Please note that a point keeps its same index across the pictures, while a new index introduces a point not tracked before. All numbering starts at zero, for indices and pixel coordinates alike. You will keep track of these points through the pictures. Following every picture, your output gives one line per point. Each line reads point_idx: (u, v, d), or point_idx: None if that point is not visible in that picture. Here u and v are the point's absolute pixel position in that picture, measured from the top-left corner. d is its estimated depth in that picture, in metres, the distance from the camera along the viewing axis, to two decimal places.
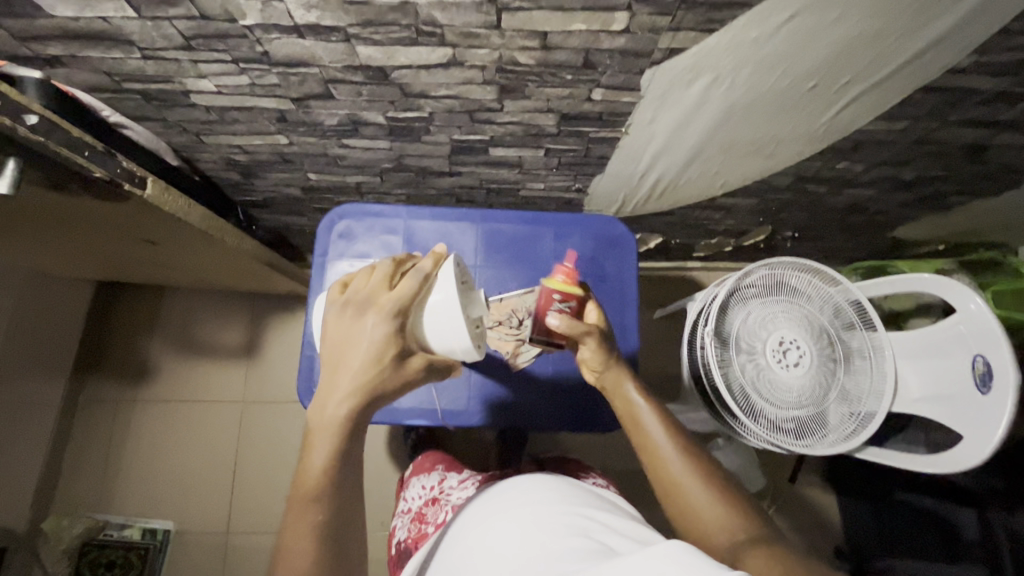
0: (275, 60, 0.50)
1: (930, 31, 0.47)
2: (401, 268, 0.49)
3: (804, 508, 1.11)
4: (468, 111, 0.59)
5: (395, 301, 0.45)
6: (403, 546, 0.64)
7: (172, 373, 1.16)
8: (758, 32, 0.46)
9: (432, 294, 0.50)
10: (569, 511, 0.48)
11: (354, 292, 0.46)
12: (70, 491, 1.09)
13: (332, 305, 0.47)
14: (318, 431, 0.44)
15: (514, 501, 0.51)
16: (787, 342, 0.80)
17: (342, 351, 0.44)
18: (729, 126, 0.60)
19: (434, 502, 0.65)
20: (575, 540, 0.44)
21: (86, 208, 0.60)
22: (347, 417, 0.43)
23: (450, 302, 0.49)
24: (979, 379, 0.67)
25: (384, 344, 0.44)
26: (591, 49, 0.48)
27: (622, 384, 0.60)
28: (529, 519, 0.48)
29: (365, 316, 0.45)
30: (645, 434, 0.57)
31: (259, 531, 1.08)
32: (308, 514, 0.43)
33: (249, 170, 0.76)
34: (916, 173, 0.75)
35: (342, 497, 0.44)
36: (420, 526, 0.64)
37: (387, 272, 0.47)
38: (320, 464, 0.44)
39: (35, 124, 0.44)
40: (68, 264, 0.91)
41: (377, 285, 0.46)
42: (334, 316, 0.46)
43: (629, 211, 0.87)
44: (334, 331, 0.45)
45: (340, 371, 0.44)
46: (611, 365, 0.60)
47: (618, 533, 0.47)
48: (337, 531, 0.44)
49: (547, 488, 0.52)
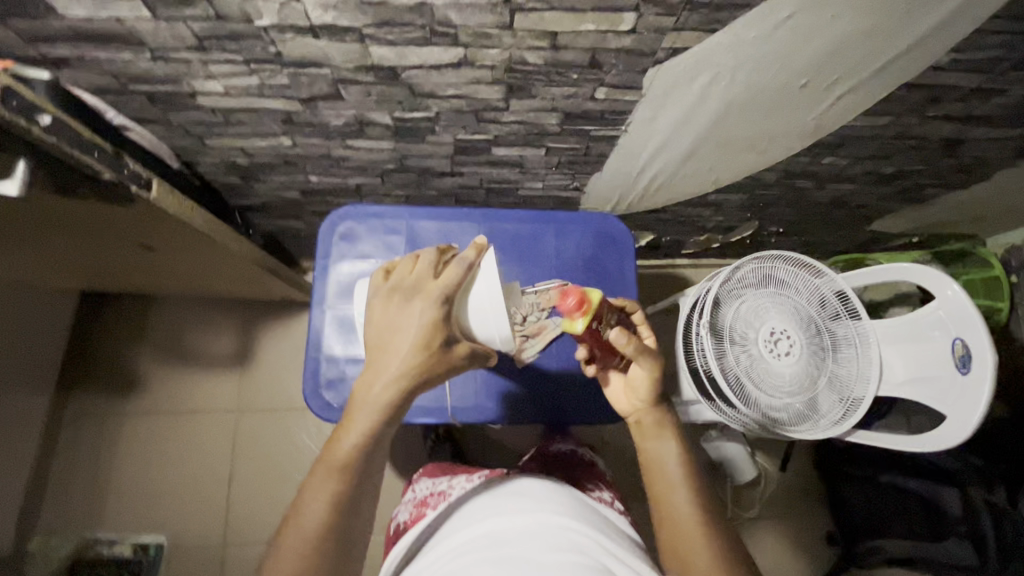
0: (287, 61, 0.50)
1: (913, 31, 0.50)
2: (443, 258, 0.53)
3: (796, 496, 1.15)
4: (475, 111, 0.60)
5: (441, 289, 0.49)
6: (402, 529, 0.64)
7: (162, 383, 1.14)
8: (758, 31, 0.48)
9: (475, 283, 0.54)
10: (581, 531, 0.49)
11: (400, 280, 0.50)
12: (56, 508, 1.05)
13: (377, 292, 0.51)
14: (360, 406, 0.47)
15: (530, 506, 0.52)
16: (778, 332, 0.82)
17: (388, 333, 0.48)
18: (725, 123, 0.62)
19: (440, 490, 0.63)
20: (581, 558, 0.45)
21: (88, 212, 0.59)
22: (389, 396, 0.47)
23: (492, 290, 0.54)
24: (959, 360, 0.71)
25: (432, 329, 0.48)
26: (598, 48, 0.50)
27: (661, 429, 0.59)
28: (540, 530, 0.48)
29: (413, 303, 0.49)
30: (669, 487, 0.56)
31: (257, 542, 1.06)
32: (331, 483, 0.46)
33: (249, 174, 0.76)
34: (895, 167, 0.79)
35: (368, 472, 0.47)
36: (420, 510, 0.63)
37: (432, 262, 0.51)
38: (355, 439, 0.46)
39: (48, 125, 0.44)
40: (57, 273, 0.89)
41: (424, 274, 0.51)
42: (381, 302, 0.50)
43: (624, 208, 0.90)
44: (382, 313, 0.49)
45: (387, 352, 0.48)
46: (659, 404, 0.59)
47: (623, 564, 0.47)
48: (353, 504, 0.46)
49: (558, 503, 0.53)
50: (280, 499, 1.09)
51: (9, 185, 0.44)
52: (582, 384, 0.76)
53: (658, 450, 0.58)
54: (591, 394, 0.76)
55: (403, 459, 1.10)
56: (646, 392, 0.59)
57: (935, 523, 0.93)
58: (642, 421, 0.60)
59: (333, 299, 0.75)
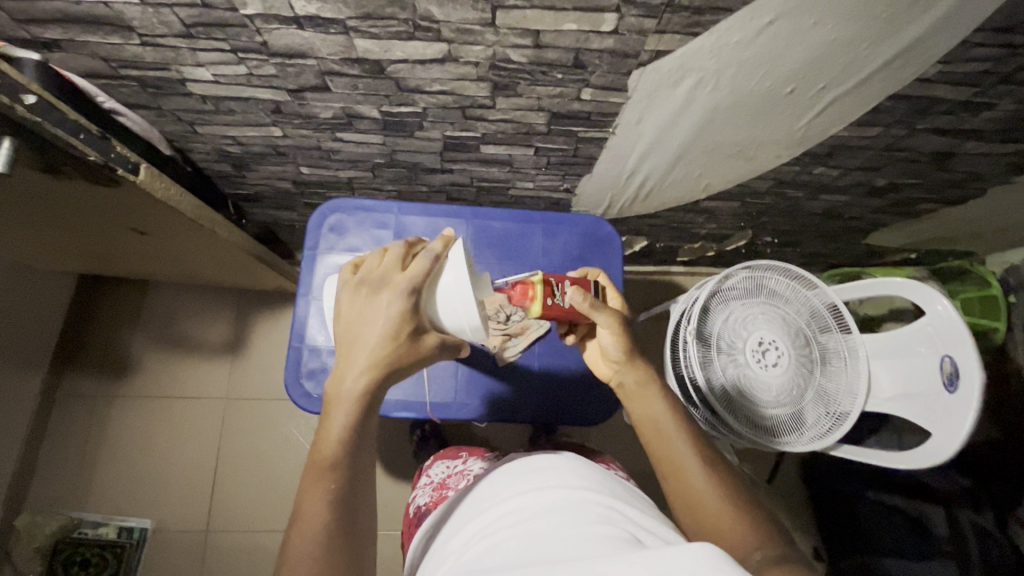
0: (274, 51, 0.51)
1: (900, 39, 0.50)
2: (412, 250, 0.53)
3: (783, 509, 1.13)
4: (462, 108, 0.61)
5: (407, 281, 0.49)
6: (422, 511, 0.65)
7: (154, 368, 1.15)
8: (740, 36, 0.48)
9: (443, 273, 0.54)
10: (604, 501, 0.47)
11: (367, 273, 0.50)
12: (44, 488, 1.06)
13: (346, 286, 0.51)
14: (336, 401, 0.47)
15: (550, 480, 0.50)
16: (766, 342, 0.82)
17: (357, 327, 0.48)
18: (712, 127, 0.62)
19: (459, 472, 0.67)
20: (610, 529, 0.43)
21: (76, 193, 0.60)
22: (362, 389, 0.47)
23: (460, 281, 0.53)
24: (946, 379, 0.70)
25: (399, 321, 0.48)
26: (581, 49, 0.50)
27: (643, 387, 0.59)
28: (563, 503, 0.47)
29: (380, 295, 0.49)
30: (667, 442, 0.55)
31: (241, 529, 1.07)
32: (323, 481, 0.45)
33: (242, 163, 0.77)
34: (888, 180, 0.78)
35: (357, 466, 0.47)
36: (441, 492, 0.65)
37: (399, 254, 0.51)
38: (337, 434, 0.47)
39: (33, 104, 0.45)
40: (52, 254, 0.90)
41: (391, 266, 0.50)
42: (349, 297, 0.50)
43: (615, 212, 0.90)
44: (349, 309, 0.49)
45: (356, 346, 0.48)
46: (631, 360, 0.61)
47: (651, 532, 0.45)
48: (349, 498, 0.46)
49: (583, 476, 0.51)
50: (267, 488, 1.09)
51: None
52: (563, 385, 0.76)
53: (647, 410, 0.58)
54: (571, 395, 0.75)
55: (389, 454, 1.11)
56: (618, 351, 0.61)
57: (923, 542, 0.90)
58: (623, 384, 0.61)
59: (319, 290, 0.76)
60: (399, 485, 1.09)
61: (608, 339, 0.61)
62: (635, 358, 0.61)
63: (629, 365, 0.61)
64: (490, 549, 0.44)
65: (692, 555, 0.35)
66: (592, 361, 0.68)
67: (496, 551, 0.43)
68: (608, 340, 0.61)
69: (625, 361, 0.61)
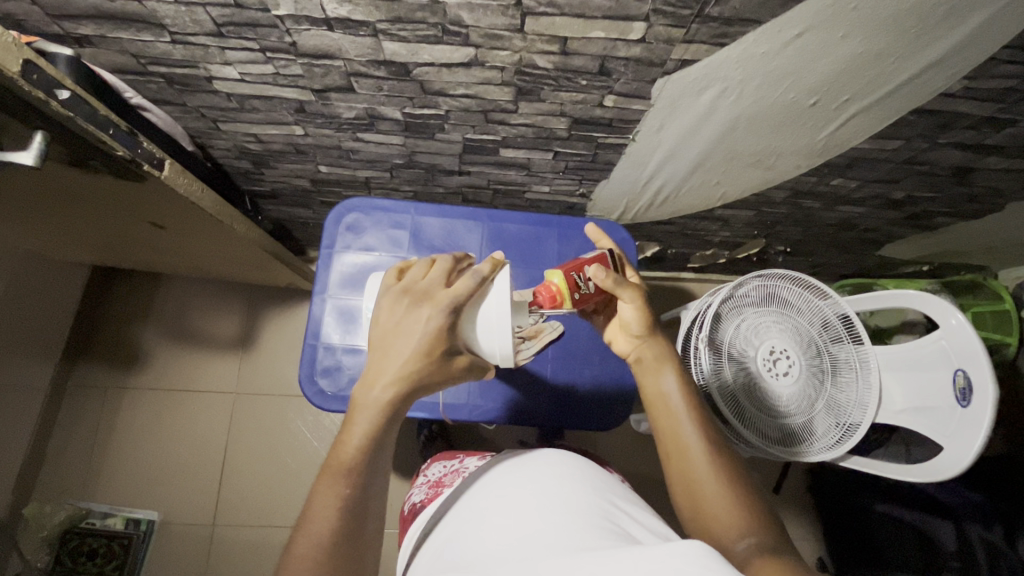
0: (302, 51, 0.52)
1: (927, 54, 0.50)
2: (458, 267, 0.54)
3: (789, 519, 1.13)
4: (484, 111, 0.61)
5: (451, 297, 0.49)
6: (417, 508, 0.64)
7: (165, 360, 1.15)
8: (767, 47, 0.48)
9: (489, 295, 0.54)
10: (595, 493, 0.48)
11: (412, 283, 0.51)
12: (53, 477, 1.06)
13: (388, 292, 0.51)
14: (360, 406, 0.47)
15: (540, 472, 0.51)
16: (778, 351, 0.82)
17: (391, 337, 0.48)
18: (734, 137, 0.62)
19: (454, 471, 0.66)
20: (600, 523, 0.44)
21: (100, 187, 0.60)
22: (388, 399, 0.47)
23: (501, 305, 0.53)
24: (959, 393, 0.70)
25: (435, 336, 0.48)
26: (608, 56, 0.50)
27: (661, 365, 0.59)
28: (552, 494, 0.47)
29: (421, 308, 0.49)
30: (674, 422, 0.55)
31: (248, 523, 1.07)
32: (338, 484, 0.45)
33: (261, 160, 0.78)
34: (905, 192, 0.78)
35: (372, 474, 0.47)
36: (436, 490, 0.64)
37: (446, 268, 0.52)
38: (358, 440, 0.46)
39: (66, 99, 0.45)
40: (70, 245, 0.91)
41: (436, 280, 0.51)
42: (390, 304, 0.50)
43: (630, 218, 0.90)
44: (388, 317, 0.50)
45: (388, 354, 0.48)
46: (652, 334, 0.61)
47: (640, 524, 0.46)
48: (360, 504, 0.46)
49: (577, 468, 0.52)
50: (273, 483, 1.10)
51: (25, 157, 0.45)
52: (576, 388, 0.76)
53: (660, 388, 0.58)
54: (584, 399, 0.76)
55: (396, 453, 1.11)
56: (640, 327, 0.61)
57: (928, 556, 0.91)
58: (642, 358, 0.61)
59: (334, 289, 0.76)
60: (405, 484, 1.09)
61: (629, 313, 0.61)
62: (656, 333, 0.62)
63: (650, 340, 0.61)
64: (481, 555, 0.43)
65: (681, 552, 0.35)
66: (608, 337, 0.67)
67: (482, 556, 0.43)
68: (629, 316, 0.61)
69: (646, 336, 0.62)
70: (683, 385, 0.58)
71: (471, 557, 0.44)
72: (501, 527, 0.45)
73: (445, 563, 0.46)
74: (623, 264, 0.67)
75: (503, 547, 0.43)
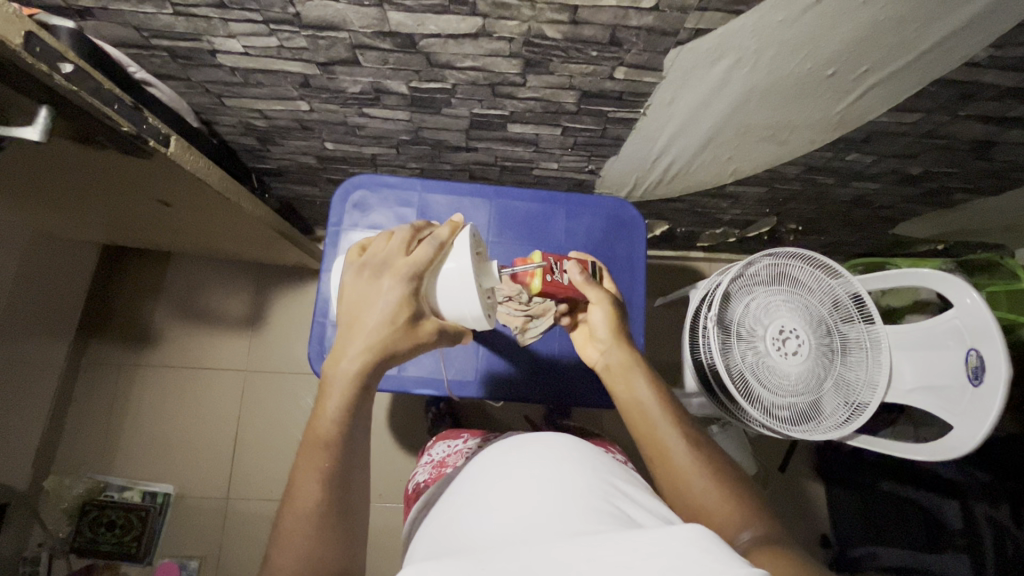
0: (305, 23, 0.51)
1: (952, 20, 0.48)
2: (419, 235, 0.54)
3: (797, 498, 1.12)
4: (492, 84, 0.60)
5: (410, 266, 0.50)
6: (421, 487, 0.65)
7: (174, 338, 1.17)
8: (785, 15, 0.47)
9: (446, 262, 0.53)
10: (593, 475, 0.48)
11: (372, 256, 0.51)
12: (70, 451, 1.09)
13: (351, 267, 0.52)
14: (329, 381, 0.48)
15: (538, 454, 0.51)
16: (787, 330, 0.80)
17: (357, 309, 0.49)
18: (746, 110, 0.61)
19: (457, 451, 0.67)
20: (602, 507, 0.44)
21: (107, 163, 0.60)
22: (357, 370, 0.47)
23: (463, 270, 0.53)
24: (971, 372, 0.69)
25: (398, 306, 0.48)
26: (619, 25, 0.49)
27: (628, 373, 0.60)
28: (549, 477, 0.48)
29: (382, 279, 0.50)
30: (651, 426, 0.56)
31: (260, 497, 1.09)
32: (317, 460, 0.46)
33: (267, 136, 0.77)
34: (923, 167, 0.76)
35: (353, 445, 0.47)
36: (440, 470, 0.65)
37: (405, 238, 0.52)
38: (332, 413, 0.47)
39: (70, 73, 0.45)
40: (78, 224, 0.91)
41: (395, 250, 0.51)
42: (352, 278, 0.51)
43: (639, 194, 0.88)
44: (352, 290, 0.50)
45: (355, 328, 0.48)
46: (619, 341, 0.62)
47: (639, 505, 0.46)
48: (345, 477, 0.47)
49: (574, 449, 0.52)
50: (283, 457, 1.12)
51: (31, 131, 0.46)
52: (582, 367, 0.75)
53: (634, 394, 0.59)
54: (591, 378, 0.75)
55: (403, 430, 1.12)
56: (607, 333, 0.63)
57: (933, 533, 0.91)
58: (610, 365, 0.62)
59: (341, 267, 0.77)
60: (414, 462, 1.11)
61: (598, 318, 0.63)
62: (624, 340, 0.63)
63: (615, 346, 0.62)
64: (481, 537, 0.43)
65: (681, 536, 0.35)
66: (580, 345, 0.69)
67: (482, 539, 0.43)
68: (599, 322, 0.64)
69: (612, 342, 0.63)
70: (656, 390, 0.58)
71: (471, 540, 0.44)
72: (499, 510, 0.46)
73: (445, 543, 0.46)
74: (602, 273, 0.69)
75: (505, 527, 0.43)
